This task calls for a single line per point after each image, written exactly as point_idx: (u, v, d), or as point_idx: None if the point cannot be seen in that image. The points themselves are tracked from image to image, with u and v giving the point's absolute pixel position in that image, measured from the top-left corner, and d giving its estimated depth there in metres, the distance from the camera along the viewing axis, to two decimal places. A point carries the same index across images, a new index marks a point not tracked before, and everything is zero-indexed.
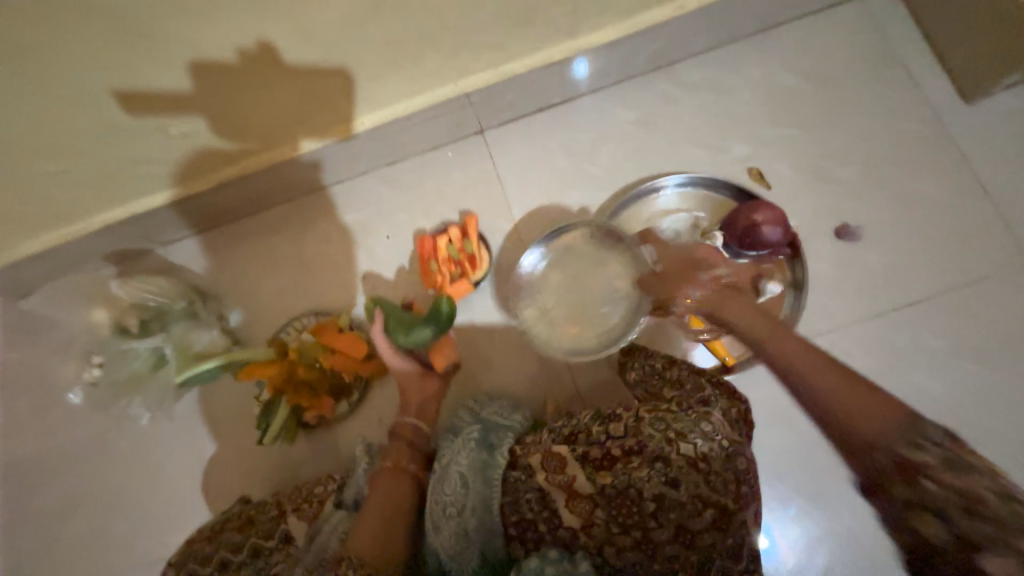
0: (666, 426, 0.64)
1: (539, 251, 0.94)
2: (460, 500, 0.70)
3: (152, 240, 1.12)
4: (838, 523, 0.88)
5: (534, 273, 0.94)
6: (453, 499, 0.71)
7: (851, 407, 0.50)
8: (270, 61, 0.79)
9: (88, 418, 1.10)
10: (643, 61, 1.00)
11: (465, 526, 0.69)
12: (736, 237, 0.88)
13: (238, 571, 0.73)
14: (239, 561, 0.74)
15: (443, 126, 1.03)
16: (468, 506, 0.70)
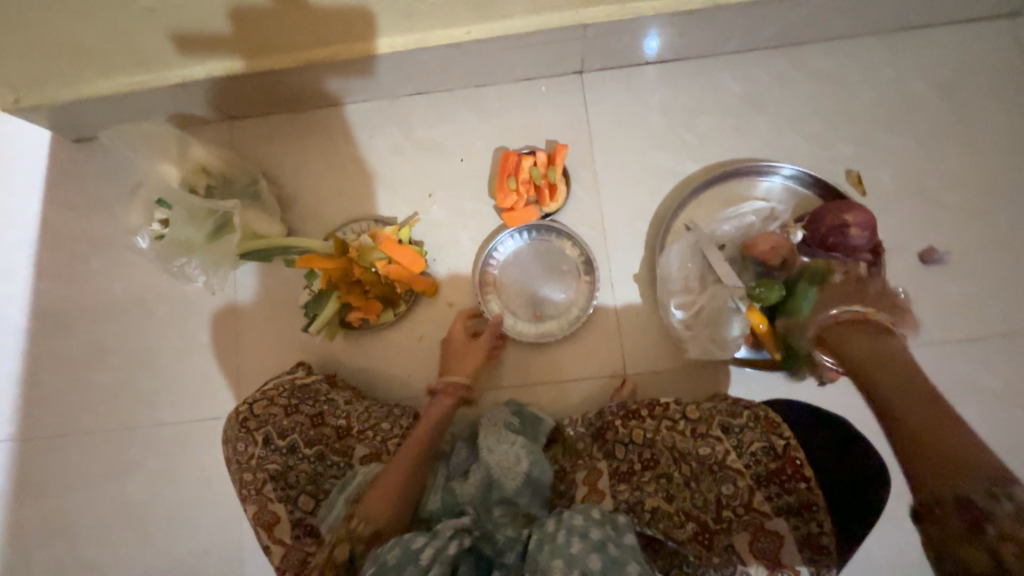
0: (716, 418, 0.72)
1: (512, 240, 0.99)
2: (508, 468, 0.77)
3: (221, 111, 1.09)
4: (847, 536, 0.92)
5: (502, 261, 0.99)
6: (500, 463, 0.78)
7: (930, 439, 0.47)
8: None
9: (135, 274, 1.12)
10: (769, 36, 0.96)
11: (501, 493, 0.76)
12: (819, 236, 0.87)
13: (302, 461, 0.80)
14: (309, 453, 0.81)
15: (547, 57, 0.99)
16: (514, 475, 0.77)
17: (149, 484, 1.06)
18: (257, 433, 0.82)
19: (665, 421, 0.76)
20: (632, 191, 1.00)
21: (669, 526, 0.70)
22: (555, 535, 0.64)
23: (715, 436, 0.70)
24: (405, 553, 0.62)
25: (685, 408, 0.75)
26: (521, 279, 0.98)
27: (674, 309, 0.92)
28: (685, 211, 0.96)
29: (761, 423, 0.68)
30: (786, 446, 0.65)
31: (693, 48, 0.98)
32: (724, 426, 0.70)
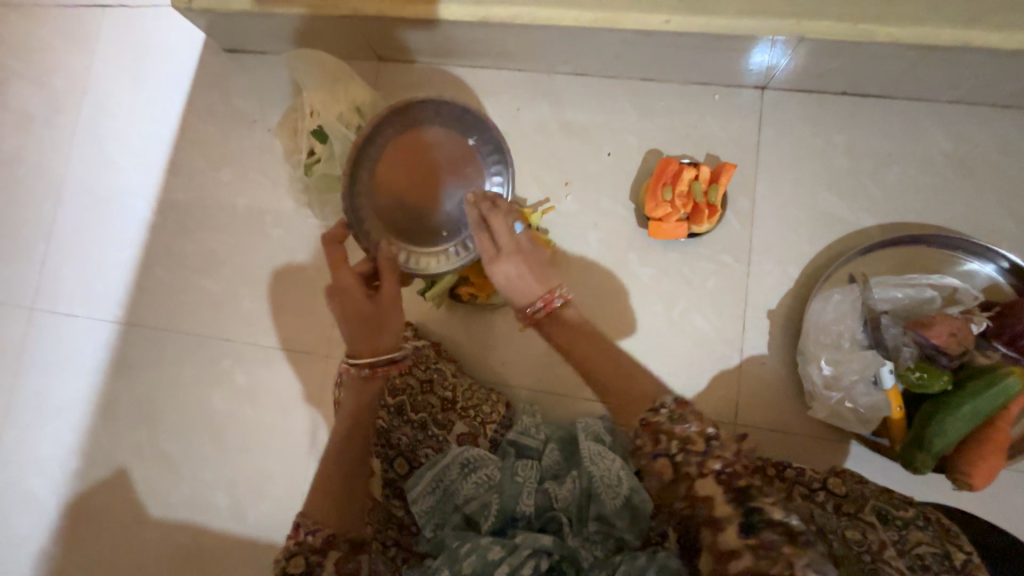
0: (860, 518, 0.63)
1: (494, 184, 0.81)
2: (614, 482, 0.75)
3: (374, 50, 1.07)
4: None
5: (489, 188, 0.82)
6: (607, 477, 0.76)
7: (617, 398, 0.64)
8: None
9: (258, 194, 1.14)
10: (1003, 94, 0.84)
11: (600, 511, 0.73)
12: (1011, 332, 0.77)
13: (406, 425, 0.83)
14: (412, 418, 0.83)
15: (736, 65, 0.89)
16: (620, 487, 0.75)
17: (231, 399, 1.09)
18: None
19: (798, 487, 0.70)
20: (790, 230, 0.91)
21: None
22: (646, 570, 0.60)
23: (867, 521, 0.62)
24: (481, 564, 0.63)
25: (828, 481, 0.70)
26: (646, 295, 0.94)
27: (822, 363, 0.81)
28: (855, 263, 0.86)
29: (925, 531, 0.60)
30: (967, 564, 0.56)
31: (907, 89, 0.87)
32: (880, 515, 0.63)
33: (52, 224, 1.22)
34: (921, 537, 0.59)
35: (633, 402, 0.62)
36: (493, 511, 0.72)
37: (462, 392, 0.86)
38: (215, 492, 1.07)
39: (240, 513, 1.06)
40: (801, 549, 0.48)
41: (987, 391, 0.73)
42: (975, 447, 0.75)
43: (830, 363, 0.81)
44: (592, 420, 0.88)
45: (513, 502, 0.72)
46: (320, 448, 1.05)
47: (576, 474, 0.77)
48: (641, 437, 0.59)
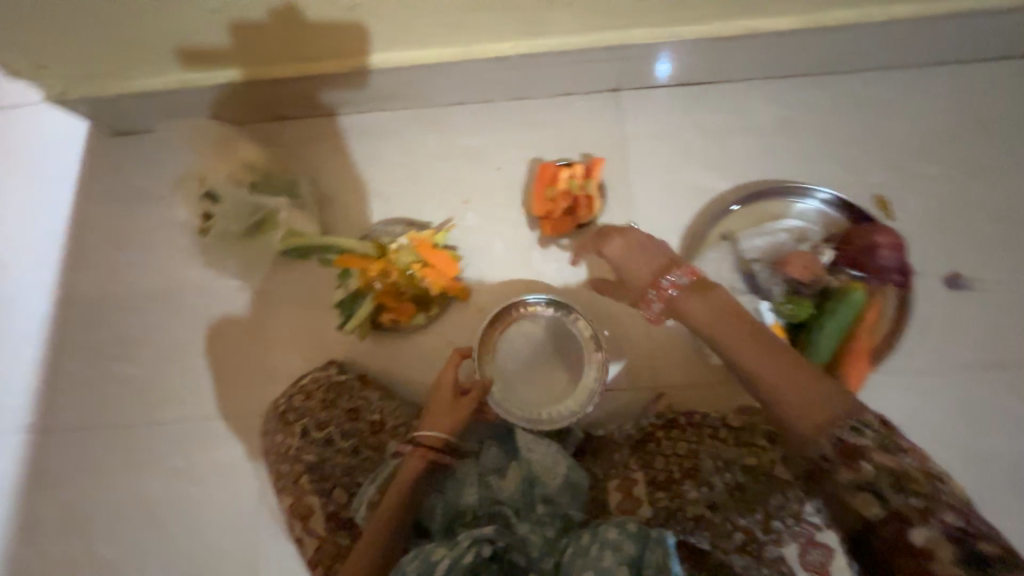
0: None
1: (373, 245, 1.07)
2: (549, 469, 0.80)
3: (262, 110, 1.11)
4: None
5: None
6: (542, 463, 0.80)
7: (785, 397, 0.63)
8: None
9: (166, 268, 1.13)
10: (802, 63, 1.00)
11: (544, 493, 0.77)
12: (850, 255, 0.90)
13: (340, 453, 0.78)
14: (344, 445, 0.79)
15: (586, 74, 1.02)
16: (556, 473, 0.79)
17: (167, 481, 1.04)
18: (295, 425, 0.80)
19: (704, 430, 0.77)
20: (665, 205, 1.02)
21: (716, 531, 0.68)
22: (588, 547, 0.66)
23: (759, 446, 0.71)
24: (424, 566, 0.65)
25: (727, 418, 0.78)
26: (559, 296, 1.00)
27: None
28: (720, 224, 0.98)
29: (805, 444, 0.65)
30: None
31: (730, 71, 1.02)
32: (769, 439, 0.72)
33: None
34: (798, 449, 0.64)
35: (811, 418, 0.61)
36: (438, 510, 0.76)
37: (392, 414, 0.85)
38: None
39: None
40: (959, 527, 0.52)
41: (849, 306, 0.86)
42: (846, 358, 0.86)
43: None
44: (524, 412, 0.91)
45: (454, 495, 0.77)
46: (270, 510, 1.02)
47: (517, 466, 0.81)
48: (833, 456, 0.58)
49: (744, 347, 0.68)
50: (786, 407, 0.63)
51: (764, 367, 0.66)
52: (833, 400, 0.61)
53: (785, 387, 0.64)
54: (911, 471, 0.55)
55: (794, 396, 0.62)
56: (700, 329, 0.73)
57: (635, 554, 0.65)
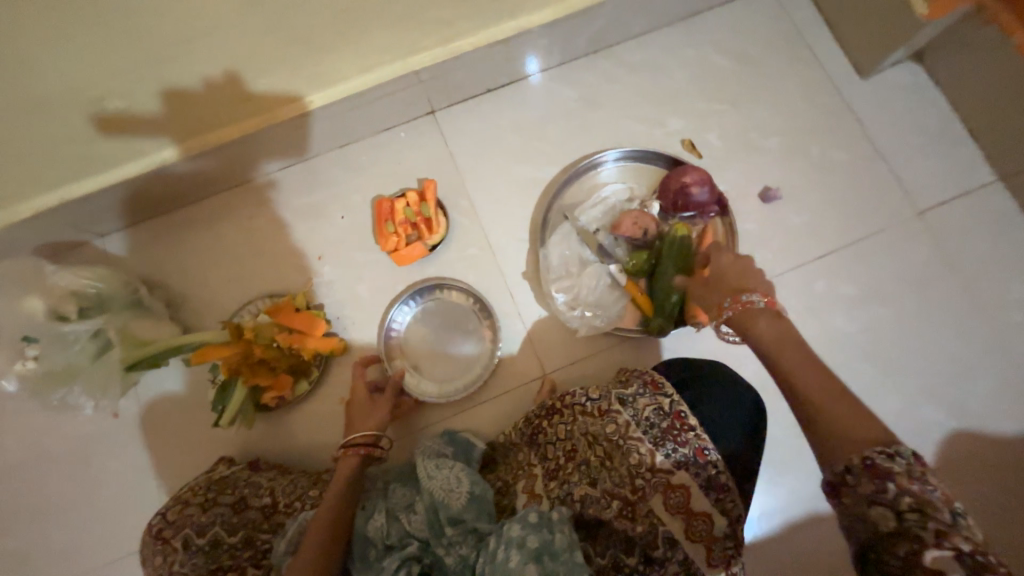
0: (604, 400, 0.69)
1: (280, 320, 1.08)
2: (454, 486, 0.78)
3: (87, 230, 1.07)
4: (781, 480, 0.93)
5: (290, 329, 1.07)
6: (445, 483, 0.79)
7: (824, 406, 0.53)
8: (197, 19, 0.77)
9: (17, 420, 1.02)
10: (585, 44, 1.08)
11: (450, 513, 0.75)
12: (671, 200, 0.96)
13: (230, 554, 0.73)
14: (234, 543, 0.74)
15: (395, 106, 1.06)
16: (460, 488, 0.78)
17: None
18: (175, 542, 0.74)
19: (575, 408, 0.74)
20: (507, 205, 1.06)
21: (598, 508, 0.65)
22: (496, 554, 0.64)
23: (613, 411, 0.67)
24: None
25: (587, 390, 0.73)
26: (432, 323, 1.01)
27: (557, 294, 0.97)
28: (557, 207, 1.03)
29: (648, 387, 0.67)
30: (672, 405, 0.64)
31: (523, 69, 1.09)
32: (621, 400, 0.68)
33: None
34: (643, 394, 0.66)
35: (846, 434, 0.51)
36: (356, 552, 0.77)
37: (282, 492, 0.81)
38: None
39: None
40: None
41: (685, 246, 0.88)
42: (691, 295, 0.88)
43: (565, 292, 0.97)
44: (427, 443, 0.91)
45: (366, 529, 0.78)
46: None
47: (421, 497, 0.79)
48: (858, 471, 0.49)
49: (787, 353, 0.59)
50: (825, 424, 0.53)
51: (805, 373, 0.56)
52: (882, 436, 0.50)
53: (823, 400, 0.54)
54: (932, 498, 0.45)
55: (845, 417, 0.52)
56: (760, 348, 0.61)
57: (541, 543, 0.62)
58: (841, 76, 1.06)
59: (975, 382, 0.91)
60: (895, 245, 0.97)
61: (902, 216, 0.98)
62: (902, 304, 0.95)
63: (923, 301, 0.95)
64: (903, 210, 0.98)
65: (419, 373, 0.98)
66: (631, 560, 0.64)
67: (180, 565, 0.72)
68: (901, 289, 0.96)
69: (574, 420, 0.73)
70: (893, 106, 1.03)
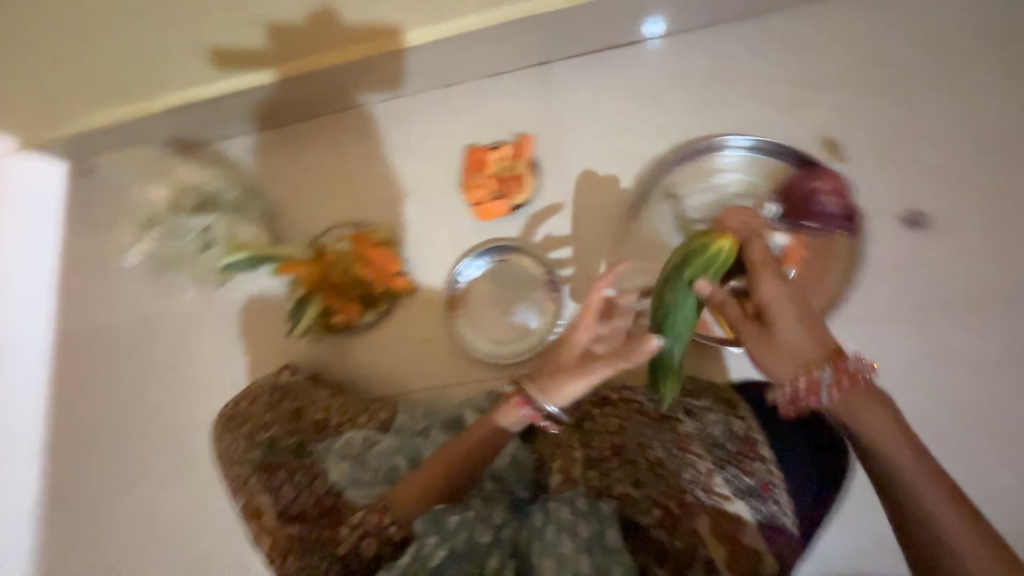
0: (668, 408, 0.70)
1: None
2: (501, 450, 0.80)
3: (207, 131, 1.16)
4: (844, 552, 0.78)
5: None
6: None
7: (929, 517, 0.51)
8: None
9: (138, 288, 1.19)
10: (728, 6, 0.94)
11: (498, 472, 0.79)
12: (791, 203, 0.83)
13: (284, 452, 0.82)
14: (289, 445, 0.82)
15: (504, 49, 1.00)
16: (504, 450, 0.80)
17: (155, 489, 1.11)
18: (245, 429, 0.85)
19: (632, 405, 0.74)
20: (600, 176, 0.99)
21: (637, 513, 0.64)
22: (543, 532, 0.62)
23: (677, 419, 0.68)
24: (383, 538, 0.68)
25: (650, 392, 0.73)
26: (500, 284, 0.98)
27: (633, 276, 0.92)
28: (658, 185, 0.94)
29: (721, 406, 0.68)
30: (747, 430, 0.65)
31: (651, 28, 0.97)
32: (687, 411, 0.69)
33: None
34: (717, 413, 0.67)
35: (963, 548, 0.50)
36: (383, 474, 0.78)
37: (335, 410, 0.87)
38: None
39: None
40: None
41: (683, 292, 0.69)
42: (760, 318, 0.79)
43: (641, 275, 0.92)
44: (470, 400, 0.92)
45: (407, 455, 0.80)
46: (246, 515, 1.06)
47: None
48: None
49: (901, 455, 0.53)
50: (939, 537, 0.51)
51: (915, 473, 0.52)
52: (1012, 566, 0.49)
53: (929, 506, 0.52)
54: None
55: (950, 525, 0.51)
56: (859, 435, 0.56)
57: (591, 532, 0.62)
58: None
59: None
60: None
61: None
62: None
63: None
64: None
65: (473, 330, 0.98)
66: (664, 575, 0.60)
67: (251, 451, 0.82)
68: None
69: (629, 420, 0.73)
70: None
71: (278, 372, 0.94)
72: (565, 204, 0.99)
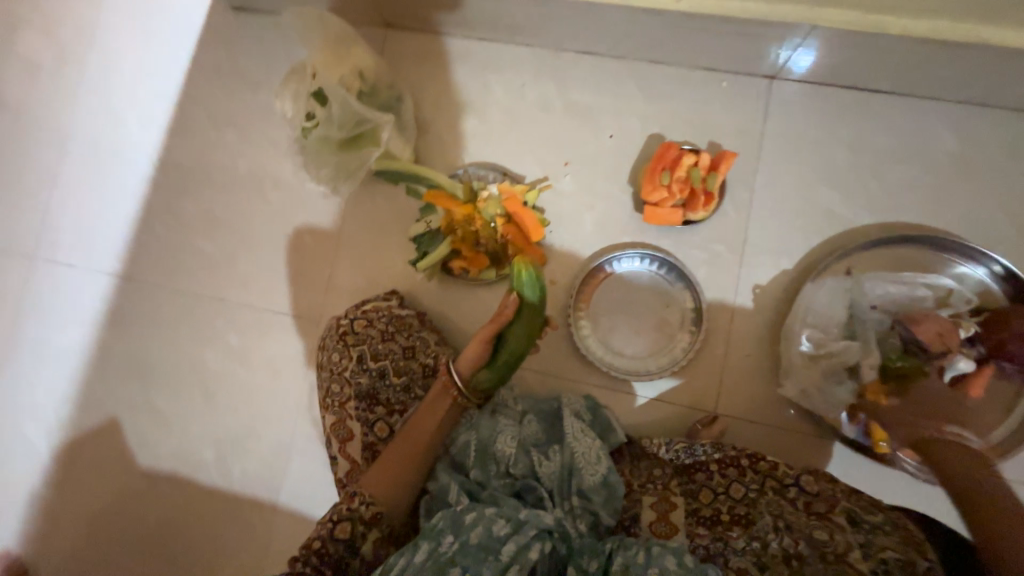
0: (827, 510, 0.66)
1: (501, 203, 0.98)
2: (601, 465, 0.75)
3: (381, 16, 1.04)
4: None
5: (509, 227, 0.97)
6: (586, 450, 0.76)
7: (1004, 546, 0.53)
8: None
9: (260, 154, 1.13)
10: (1015, 97, 0.82)
11: (580, 483, 0.73)
12: (997, 339, 0.76)
13: (388, 388, 0.81)
14: (392, 382, 0.81)
15: (747, 52, 0.87)
16: (605, 463, 0.75)
17: (222, 357, 1.10)
18: (352, 350, 0.84)
19: (768, 481, 0.73)
20: (788, 226, 0.90)
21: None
22: (643, 571, 0.59)
23: (837, 523, 0.63)
24: (487, 538, 0.61)
25: (802, 479, 0.72)
26: (640, 294, 0.92)
27: (804, 340, 0.82)
28: (851, 259, 0.85)
29: (904, 535, 0.60)
30: (927, 569, 0.56)
31: (917, 86, 0.85)
32: (851, 520, 0.63)
33: (56, 172, 1.22)
34: (887, 534, 0.60)
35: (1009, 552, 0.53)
36: (473, 451, 0.76)
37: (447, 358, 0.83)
38: (202, 447, 1.09)
39: (225, 469, 1.08)
40: None
41: (532, 288, 0.82)
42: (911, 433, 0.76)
43: (811, 341, 0.82)
44: (571, 397, 0.87)
45: (489, 440, 0.77)
46: (308, 413, 1.06)
47: (559, 448, 0.76)
48: None
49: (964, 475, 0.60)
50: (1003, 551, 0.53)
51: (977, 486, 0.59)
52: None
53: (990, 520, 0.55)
54: None
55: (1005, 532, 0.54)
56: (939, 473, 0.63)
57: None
58: None
59: None
60: None
61: None
62: None
63: None
64: None
65: (595, 330, 0.93)
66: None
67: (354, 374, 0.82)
68: None
69: (761, 499, 0.71)
70: None
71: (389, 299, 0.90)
72: (739, 239, 0.91)
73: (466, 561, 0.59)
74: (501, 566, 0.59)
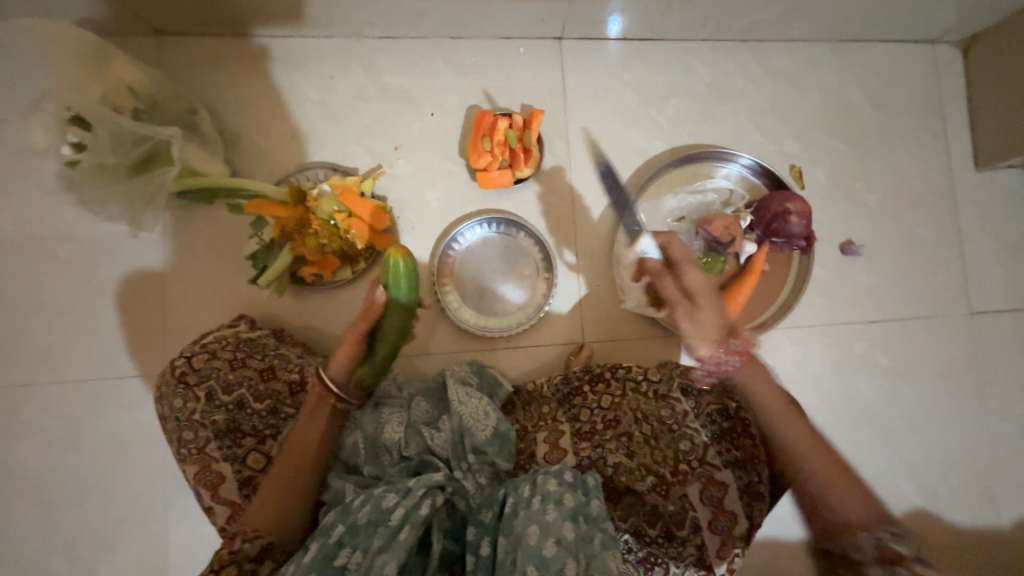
0: (670, 388, 0.81)
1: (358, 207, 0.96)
2: (486, 418, 0.79)
3: (145, 22, 0.92)
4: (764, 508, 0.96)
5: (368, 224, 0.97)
6: (473, 411, 0.79)
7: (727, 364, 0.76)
8: None
9: (24, 203, 0.93)
10: (738, 29, 1.02)
11: (474, 442, 0.77)
12: (765, 222, 0.95)
13: (253, 417, 0.77)
14: (256, 410, 0.77)
15: (530, 17, 0.95)
16: (491, 416, 0.80)
17: (46, 449, 0.92)
18: (198, 390, 0.76)
19: (628, 383, 0.83)
20: (604, 165, 1.02)
21: (631, 479, 0.77)
22: (530, 501, 0.69)
23: (674, 398, 0.80)
24: (377, 512, 0.66)
25: (648, 371, 0.84)
26: (493, 256, 0.98)
27: (629, 260, 0.95)
28: (654, 183, 0.99)
29: (719, 389, 0.80)
30: (736, 409, 0.78)
31: (670, 29, 1.01)
32: (683, 392, 0.81)
33: None
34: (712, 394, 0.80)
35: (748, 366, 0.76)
36: (363, 446, 0.76)
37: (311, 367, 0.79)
38: (50, 559, 0.91)
39: (90, 572, 0.91)
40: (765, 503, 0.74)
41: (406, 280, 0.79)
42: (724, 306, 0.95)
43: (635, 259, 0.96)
44: (455, 366, 0.90)
45: (377, 433, 0.77)
46: (179, 476, 0.94)
47: (449, 417, 0.79)
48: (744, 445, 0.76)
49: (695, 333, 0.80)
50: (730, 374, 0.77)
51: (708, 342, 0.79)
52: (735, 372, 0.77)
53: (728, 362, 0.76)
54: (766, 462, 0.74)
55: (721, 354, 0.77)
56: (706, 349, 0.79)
57: (576, 503, 0.70)
58: (958, 157, 1.07)
59: (952, 474, 1.01)
60: (938, 333, 1.03)
61: (954, 309, 1.03)
62: (922, 386, 1.02)
63: (942, 390, 1.02)
64: (955, 306, 1.03)
65: (462, 299, 0.96)
66: (653, 531, 0.76)
67: (207, 415, 0.75)
68: (927, 374, 1.02)
69: (625, 400, 0.82)
70: (990, 205, 1.06)
71: (235, 325, 0.84)
72: (566, 187, 1.01)
73: (357, 540, 0.64)
74: (392, 529, 0.64)
